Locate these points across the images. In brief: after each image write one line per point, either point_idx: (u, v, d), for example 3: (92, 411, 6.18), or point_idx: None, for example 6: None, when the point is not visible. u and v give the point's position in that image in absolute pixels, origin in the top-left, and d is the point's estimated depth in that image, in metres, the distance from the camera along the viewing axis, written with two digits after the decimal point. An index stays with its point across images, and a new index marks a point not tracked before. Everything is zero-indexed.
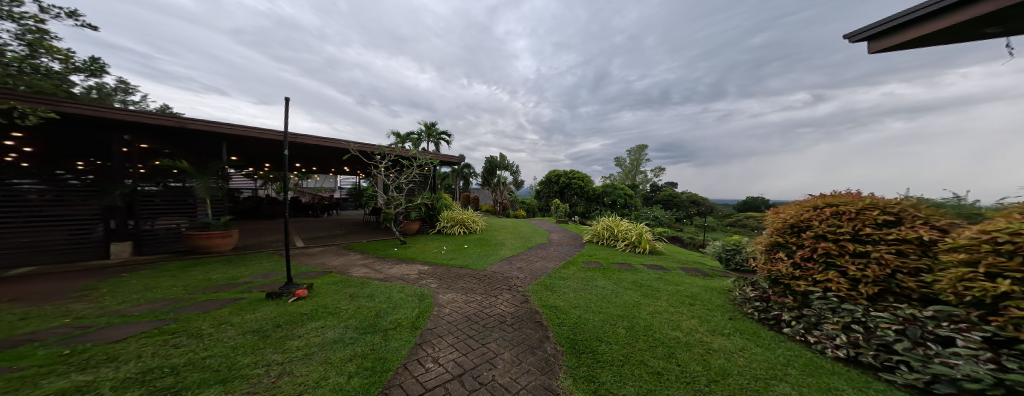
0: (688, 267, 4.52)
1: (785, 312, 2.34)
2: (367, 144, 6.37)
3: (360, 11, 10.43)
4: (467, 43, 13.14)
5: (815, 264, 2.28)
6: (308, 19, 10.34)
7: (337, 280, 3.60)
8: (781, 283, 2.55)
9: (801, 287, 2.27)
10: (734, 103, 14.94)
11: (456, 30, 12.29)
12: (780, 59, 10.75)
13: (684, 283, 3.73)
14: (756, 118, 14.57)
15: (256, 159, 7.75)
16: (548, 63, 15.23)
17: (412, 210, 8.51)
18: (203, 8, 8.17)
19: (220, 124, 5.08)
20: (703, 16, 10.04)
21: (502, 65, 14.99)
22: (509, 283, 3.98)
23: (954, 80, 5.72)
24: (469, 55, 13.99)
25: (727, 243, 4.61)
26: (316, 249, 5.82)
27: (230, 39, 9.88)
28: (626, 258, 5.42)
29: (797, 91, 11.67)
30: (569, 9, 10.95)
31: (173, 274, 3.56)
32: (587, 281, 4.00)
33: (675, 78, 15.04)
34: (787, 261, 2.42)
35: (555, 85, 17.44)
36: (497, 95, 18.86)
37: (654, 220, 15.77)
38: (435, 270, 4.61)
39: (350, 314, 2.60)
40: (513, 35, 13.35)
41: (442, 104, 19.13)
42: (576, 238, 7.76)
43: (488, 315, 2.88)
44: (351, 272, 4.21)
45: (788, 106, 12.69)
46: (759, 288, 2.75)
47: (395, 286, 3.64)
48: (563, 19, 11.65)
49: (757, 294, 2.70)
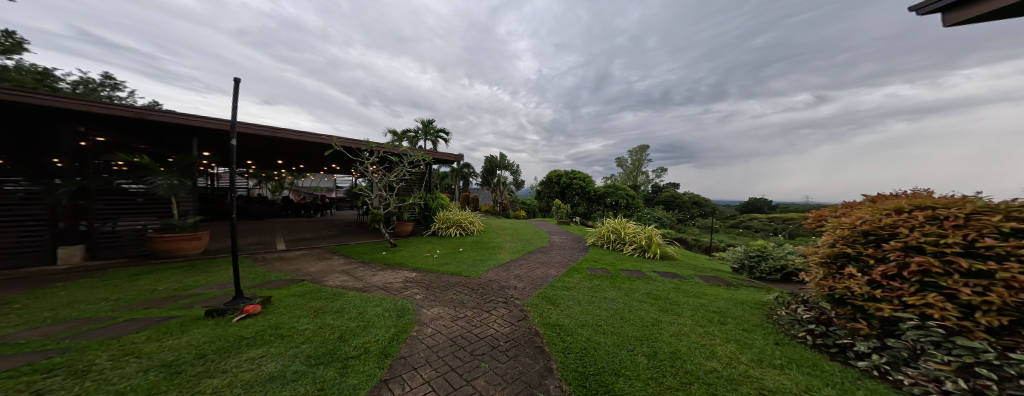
0: (707, 275, 3.99)
1: (857, 340, 1.81)
2: (354, 140, 5.92)
3: (361, 12, 10.05)
4: (467, 44, 12.67)
5: (904, 283, 1.73)
6: (311, 19, 9.98)
7: (305, 292, 3.10)
8: (848, 303, 2.00)
9: (884, 312, 1.72)
10: (735, 105, 14.49)
11: (456, 31, 11.83)
12: (780, 61, 10.18)
13: (707, 295, 3.19)
14: (758, 119, 14.31)
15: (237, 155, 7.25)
16: (550, 64, 14.71)
17: (405, 210, 8.01)
18: (206, 8, 7.85)
19: (186, 115, 4.57)
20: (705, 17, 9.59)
21: (502, 65, 14.49)
22: (505, 294, 3.47)
23: (958, 81, 6.24)
24: (471, 55, 13.55)
25: (750, 249, 4.10)
26: (296, 253, 5.34)
27: (234, 39, 9.56)
28: (635, 264, 4.90)
29: (800, 92, 11.32)
30: (571, 9, 10.50)
31: (117, 284, 3.09)
32: (595, 292, 3.50)
33: (676, 80, 14.58)
34: (861, 278, 1.87)
35: (556, 85, 16.95)
36: (497, 95, 18.36)
37: (658, 221, 15.27)
38: (424, 278, 4.12)
39: (305, 337, 2.10)
40: (514, 36, 12.82)
41: (443, 104, 18.69)
42: (581, 240, 7.31)
43: (478, 338, 2.37)
44: (327, 280, 3.69)
45: (791, 107, 12.58)
46: (815, 308, 2.20)
47: (373, 298, 3.14)
48: (564, 20, 11.18)
49: (812, 315, 2.15)
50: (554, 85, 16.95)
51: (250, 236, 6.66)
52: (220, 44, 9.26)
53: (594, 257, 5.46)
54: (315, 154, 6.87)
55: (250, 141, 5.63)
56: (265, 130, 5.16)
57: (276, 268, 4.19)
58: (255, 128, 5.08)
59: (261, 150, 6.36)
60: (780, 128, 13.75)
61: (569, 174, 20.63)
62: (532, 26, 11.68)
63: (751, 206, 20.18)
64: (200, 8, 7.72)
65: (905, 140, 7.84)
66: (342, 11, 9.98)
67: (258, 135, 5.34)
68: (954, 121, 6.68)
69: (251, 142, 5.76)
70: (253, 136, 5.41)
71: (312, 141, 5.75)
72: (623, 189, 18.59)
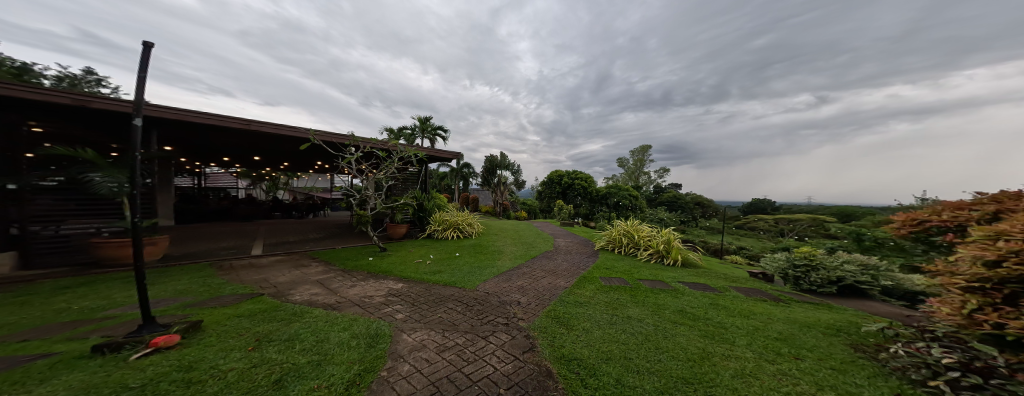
0: (744, 287, 3.36)
1: None
2: (338, 134, 5.34)
3: (364, 14, 9.58)
4: (470, 45, 12.15)
5: None
6: (314, 21, 9.58)
7: (259, 311, 2.49)
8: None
9: None
10: (735, 106, 13.86)
11: (459, 32, 11.28)
12: (782, 61, 9.46)
13: (761, 315, 2.54)
14: (759, 120, 14.05)
15: (214, 151, 6.67)
16: (550, 64, 14.05)
17: (398, 211, 7.41)
18: (210, 9, 7.21)
19: (139, 104, 4.01)
20: (704, 18, 9.02)
21: (504, 66, 13.89)
22: (506, 313, 2.87)
23: (959, 82, 6.09)
24: (471, 56, 13.00)
25: (794, 256, 3.55)
26: (272, 259, 4.74)
27: (236, 41, 9.20)
28: (657, 273, 4.25)
29: (800, 93, 10.79)
30: (572, 11, 9.94)
31: (23, 303, 2.51)
32: (613, 309, 2.90)
33: (677, 81, 14.06)
34: None
35: (556, 86, 16.32)
36: (498, 95, 17.72)
37: (663, 222, 14.73)
38: (413, 291, 3.52)
39: (220, 387, 1.47)
40: (515, 37, 12.13)
41: (443, 105, 18.07)
42: (589, 244, 6.68)
43: (471, 383, 1.76)
44: (291, 294, 3.06)
45: (791, 109, 12.21)
46: (960, 352, 1.52)
47: (342, 318, 2.54)
48: (565, 21, 10.58)
49: (958, 360, 1.46)
50: (555, 86, 16.31)
51: (227, 240, 6.07)
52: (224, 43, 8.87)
53: (606, 264, 4.84)
54: (297, 149, 6.30)
55: (220, 135, 5.07)
56: (236, 121, 4.61)
57: (238, 279, 3.56)
58: (224, 119, 4.54)
59: (237, 144, 5.80)
60: (783, 128, 13.39)
61: (570, 174, 20.13)
62: (533, 28, 11.06)
63: (755, 206, 19.01)
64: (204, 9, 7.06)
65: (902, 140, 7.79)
66: (345, 12, 9.38)
67: (229, 127, 4.79)
68: (954, 121, 6.61)
69: (222, 136, 5.19)
70: (223, 128, 4.86)
71: (291, 135, 5.17)
72: (626, 190, 18.03)
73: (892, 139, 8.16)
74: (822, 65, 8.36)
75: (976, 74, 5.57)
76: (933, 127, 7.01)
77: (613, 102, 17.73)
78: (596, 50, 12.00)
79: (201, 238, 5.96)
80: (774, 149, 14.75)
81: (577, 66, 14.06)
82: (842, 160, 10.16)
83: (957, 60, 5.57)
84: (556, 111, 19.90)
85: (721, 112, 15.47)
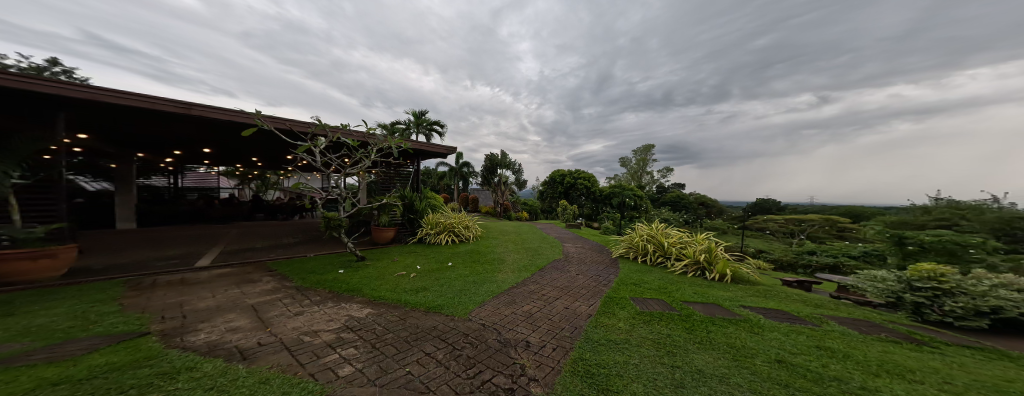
0: (842, 317, 2.40)
1: None
2: (301, 121, 4.41)
3: (365, 15, 8.98)
4: (471, 46, 11.34)
5: None
6: (316, 22, 8.97)
7: (106, 367, 1.56)
8: None
9: None
10: (735, 106, 12.84)
11: (459, 33, 10.49)
12: (785, 60, 8.73)
13: (927, 376, 1.55)
14: (760, 120, 12.84)
15: (165, 142, 5.82)
16: (552, 65, 13.16)
17: (383, 213, 6.45)
18: (212, 11, 7.08)
19: (36, 79, 3.14)
20: (704, 18, 8.30)
21: (506, 67, 13.03)
22: (510, 365, 1.93)
23: (961, 82, 5.95)
24: (472, 57, 12.14)
25: (909, 275, 2.63)
26: (218, 272, 3.80)
27: (239, 42, 8.77)
28: (710, 291, 3.22)
29: (802, 93, 9.81)
30: (573, 12, 9.15)
31: None
32: (671, 357, 1.94)
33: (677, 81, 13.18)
34: None
35: (557, 86, 15.41)
36: (500, 96, 16.83)
37: (669, 222, 13.50)
38: (381, 322, 2.58)
39: None
40: (517, 37, 11.25)
41: (445, 105, 17.09)
42: (605, 252, 5.67)
43: None
44: (195, 332, 2.08)
45: (794, 108, 11.00)
46: None
47: (251, 378, 1.61)
48: (567, 22, 9.76)
49: None
50: (556, 86, 15.42)
51: (176, 247, 5.14)
52: (223, 44, 8.46)
53: (635, 280, 3.85)
54: (259, 140, 5.48)
55: (155, 120, 4.19)
56: (171, 104, 3.81)
57: (139, 305, 2.61)
58: (155, 99, 3.72)
59: (185, 133, 4.96)
60: (783, 128, 12.40)
61: (572, 173, 19.69)
62: (533, 28, 10.12)
63: (761, 206, 15.82)
64: (208, 12, 6.99)
65: (914, 138, 7.74)
66: (347, 13, 8.79)
67: (164, 112, 3.92)
68: (958, 121, 6.65)
69: (159, 121, 4.33)
70: (158, 113, 4.00)
71: (242, 121, 4.27)
72: (629, 189, 17.24)
73: (899, 137, 8.10)
74: (822, 65, 7.81)
75: (978, 74, 5.56)
76: (941, 126, 7.03)
77: (613, 102, 16.74)
78: (596, 51, 11.20)
79: (146, 248, 5.05)
80: (774, 149, 13.57)
81: (578, 66, 13.12)
82: (844, 161, 10.15)
83: (958, 61, 5.58)
84: (557, 112, 18.98)
85: (724, 112, 14.25)
